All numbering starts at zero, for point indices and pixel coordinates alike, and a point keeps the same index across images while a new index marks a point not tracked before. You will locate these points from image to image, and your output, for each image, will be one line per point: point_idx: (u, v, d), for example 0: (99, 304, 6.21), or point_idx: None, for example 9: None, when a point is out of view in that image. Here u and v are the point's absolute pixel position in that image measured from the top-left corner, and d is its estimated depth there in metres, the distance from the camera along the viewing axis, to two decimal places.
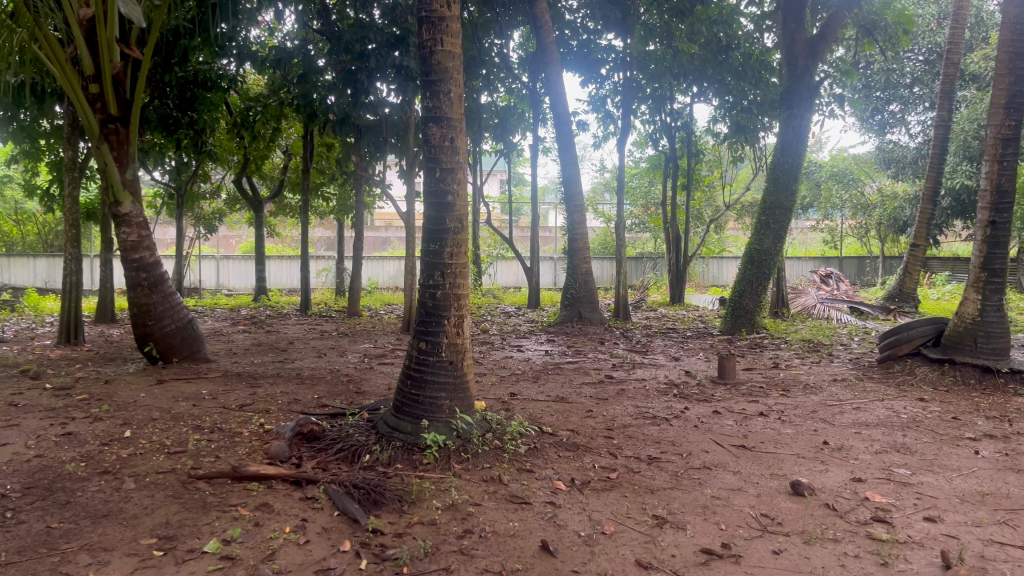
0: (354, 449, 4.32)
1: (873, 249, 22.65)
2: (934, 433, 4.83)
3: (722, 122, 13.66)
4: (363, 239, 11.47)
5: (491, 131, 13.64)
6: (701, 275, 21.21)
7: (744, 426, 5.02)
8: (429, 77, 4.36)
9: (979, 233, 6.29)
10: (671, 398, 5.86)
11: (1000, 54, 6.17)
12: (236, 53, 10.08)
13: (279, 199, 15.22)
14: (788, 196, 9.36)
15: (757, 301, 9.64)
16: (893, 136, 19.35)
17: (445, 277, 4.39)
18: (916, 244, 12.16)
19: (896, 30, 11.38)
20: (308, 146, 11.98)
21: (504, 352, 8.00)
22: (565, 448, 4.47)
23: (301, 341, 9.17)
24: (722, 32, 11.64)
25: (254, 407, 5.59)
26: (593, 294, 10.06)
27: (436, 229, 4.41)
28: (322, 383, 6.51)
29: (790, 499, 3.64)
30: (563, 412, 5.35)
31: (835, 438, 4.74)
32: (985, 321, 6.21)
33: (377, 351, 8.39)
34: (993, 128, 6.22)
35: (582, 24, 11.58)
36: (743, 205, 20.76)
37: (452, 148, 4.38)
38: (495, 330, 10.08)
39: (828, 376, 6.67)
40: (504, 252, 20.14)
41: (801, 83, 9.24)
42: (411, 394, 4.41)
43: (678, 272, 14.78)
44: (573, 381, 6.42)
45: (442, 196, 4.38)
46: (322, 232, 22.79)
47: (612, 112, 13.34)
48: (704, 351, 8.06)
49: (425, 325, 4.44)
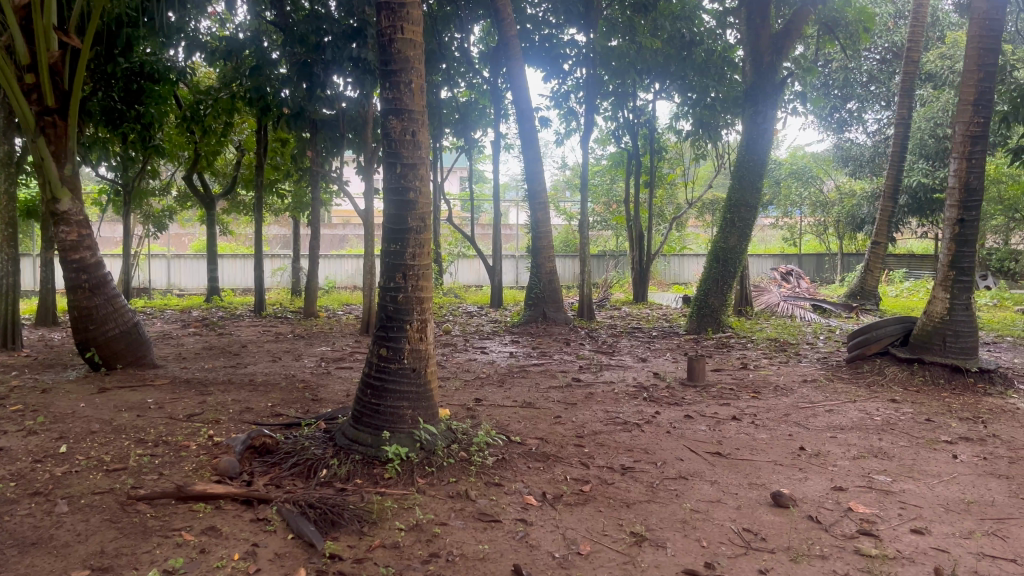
0: (310, 463, 4.06)
1: (831, 245, 22.87)
2: (909, 436, 4.72)
3: (684, 118, 13.58)
4: (319, 238, 11.08)
5: (452, 127, 13.44)
6: (663, 273, 21.20)
7: (717, 431, 4.86)
8: (389, 67, 4.10)
9: (947, 231, 6.23)
10: (641, 402, 5.67)
11: (970, 50, 6.12)
12: (184, 43, 9.66)
13: (232, 197, 14.74)
14: (753, 193, 9.30)
15: (722, 299, 9.54)
16: (851, 134, 19.64)
17: (406, 279, 4.14)
18: (877, 241, 12.20)
19: (856, 28, 11.45)
20: (260, 142, 11.57)
21: (467, 354, 7.75)
22: (535, 458, 4.26)
23: (255, 344, 8.79)
24: (685, 28, 11.56)
25: (203, 417, 5.26)
26: (558, 293, 9.86)
27: (397, 228, 4.15)
28: (276, 390, 6.19)
29: (772, 512, 3.47)
30: (531, 418, 5.13)
31: (811, 443, 4.60)
32: (953, 320, 6.16)
33: (335, 355, 8.08)
34: (962, 125, 6.15)
35: (544, 19, 11.32)
36: (704, 203, 20.80)
37: (414, 143, 4.14)
38: (458, 330, 9.82)
39: (797, 377, 6.56)
40: (465, 250, 19.89)
41: (765, 79, 9.16)
42: (371, 404, 4.15)
43: (641, 270, 14.68)
44: (540, 385, 6.21)
45: (403, 193, 4.13)
46: (279, 230, 22.32)
47: (574, 108, 13.18)
48: (672, 352, 7.92)
49: (385, 331, 4.18)
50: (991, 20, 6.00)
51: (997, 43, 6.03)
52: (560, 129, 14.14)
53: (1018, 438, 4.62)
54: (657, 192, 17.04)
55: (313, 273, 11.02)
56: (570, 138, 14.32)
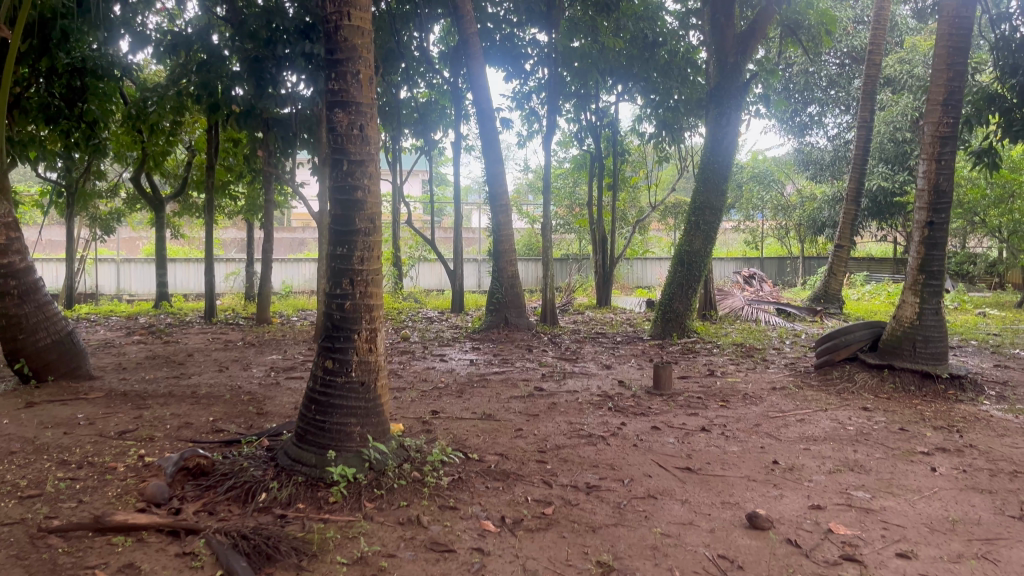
0: (248, 486, 3.71)
1: (792, 249, 22.96)
2: (884, 447, 4.54)
3: (647, 121, 13.41)
4: (272, 242, 10.63)
5: (411, 127, 13.18)
6: (626, 276, 21.06)
7: (686, 444, 4.61)
8: (334, 55, 3.78)
9: (917, 234, 6.09)
10: (605, 413, 5.41)
11: (940, 49, 6.00)
12: (128, 36, 9.14)
13: (183, 199, 14.17)
14: (718, 195, 9.13)
15: (687, 304, 9.37)
16: (812, 138, 19.73)
17: (354, 285, 3.83)
18: (841, 245, 12.15)
19: (819, 31, 11.41)
20: (211, 142, 11.07)
21: (425, 363, 7.42)
22: (494, 477, 3.96)
23: (202, 353, 8.34)
24: (648, 28, 11.42)
25: (136, 435, 4.86)
26: (521, 298, 9.57)
27: (343, 230, 3.84)
28: (219, 403, 5.80)
29: (747, 535, 3.23)
30: (490, 432, 4.83)
31: (784, 456, 4.39)
32: (923, 325, 6.02)
33: (286, 364, 7.68)
34: (931, 125, 6.01)
35: (505, 17, 10.97)
36: (667, 206, 20.72)
37: (362, 138, 3.82)
38: (416, 337, 9.46)
39: (766, 384, 6.37)
40: (426, 253, 19.50)
41: (730, 81, 8.98)
42: (316, 421, 3.83)
43: (605, 274, 14.46)
44: (500, 395, 5.91)
45: (349, 191, 3.81)
46: (235, 233, 21.71)
47: (536, 109, 12.93)
48: (637, 358, 7.67)
49: (331, 341, 3.85)
50: (961, 18, 5.88)
51: (968, 42, 5.91)
52: (523, 131, 13.89)
53: (995, 448, 4.46)
54: (620, 195, 16.84)
55: (266, 279, 10.54)
56: (532, 140, 14.08)
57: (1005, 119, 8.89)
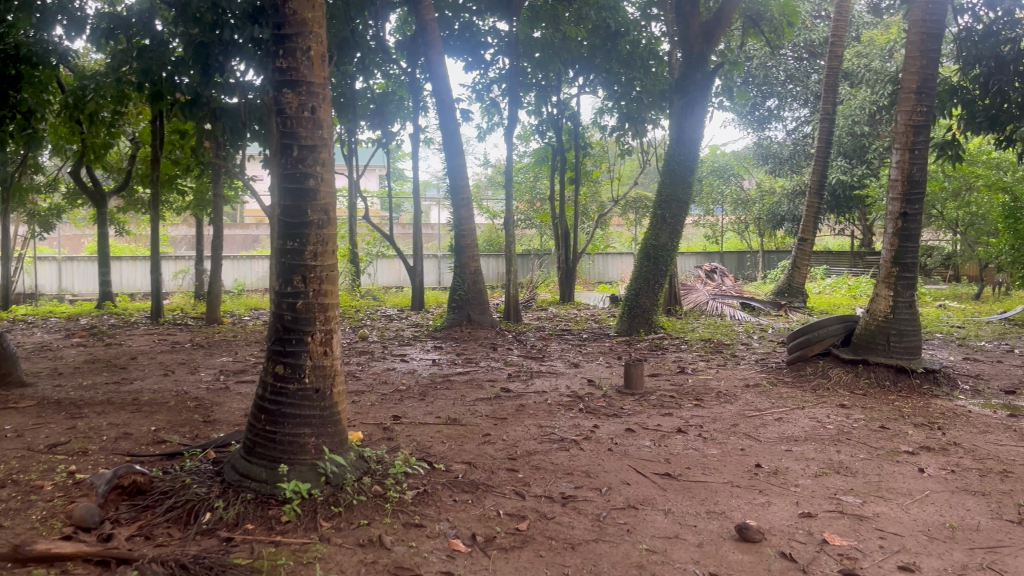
0: (191, 505, 3.36)
1: (751, 243, 23.05)
2: (868, 447, 4.35)
3: (609, 113, 13.18)
4: (223, 237, 10.14)
5: (368, 119, 12.79)
6: (588, 271, 20.91)
7: (662, 448, 4.37)
8: (282, 30, 3.45)
9: (890, 226, 5.95)
10: (577, 415, 5.14)
11: (912, 35, 5.87)
12: (63, 19, 8.65)
13: (128, 194, 13.54)
14: (684, 188, 8.96)
15: (654, 299, 9.19)
16: (771, 132, 19.88)
17: (307, 283, 3.50)
18: (804, 239, 12.13)
19: (781, 22, 11.34)
20: (157, 132, 10.53)
21: (385, 364, 7.09)
22: (462, 489, 3.66)
23: (147, 356, 7.87)
24: (610, 18, 11.21)
25: (68, 448, 4.44)
26: (484, 295, 9.27)
27: (295, 222, 3.50)
28: (163, 410, 5.39)
29: (739, 549, 3.00)
30: (456, 438, 4.53)
31: (767, 458, 4.17)
32: (897, 319, 5.89)
33: (237, 367, 7.26)
34: (905, 114, 5.87)
35: (463, 5, 10.65)
36: (628, 201, 20.59)
37: (314, 121, 3.49)
38: (375, 336, 9.10)
39: (739, 381, 6.19)
40: (384, 249, 19.05)
41: (695, 71, 8.80)
42: (267, 433, 3.50)
43: (568, 270, 14.23)
44: (465, 397, 5.62)
45: (300, 179, 3.48)
46: (185, 230, 21.00)
47: (496, 101, 12.63)
48: (604, 356, 7.45)
49: (282, 344, 3.52)
50: (934, 3, 5.75)
51: (940, 28, 5.79)
52: (482, 124, 13.58)
53: (981, 446, 4.31)
54: (581, 189, 16.64)
55: (216, 277, 10.07)
56: (492, 133, 13.77)
57: (967, 111, 8.85)
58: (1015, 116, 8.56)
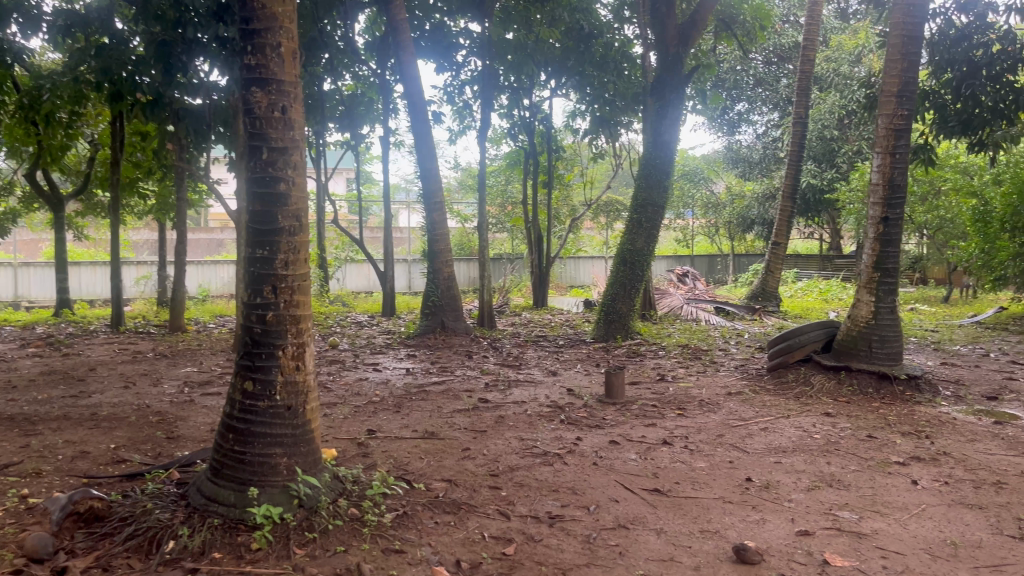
0: (153, 534, 3.13)
1: (721, 247, 23.16)
2: (857, 458, 4.25)
3: (582, 117, 13.05)
4: (187, 243, 9.81)
5: (337, 121, 12.53)
6: (560, 276, 20.81)
7: (649, 461, 4.22)
8: (250, 24, 3.24)
9: (871, 230, 5.88)
10: (558, 426, 4.98)
11: (893, 39, 5.82)
12: (18, 17, 8.36)
13: (86, 198, 13.11)
14: (660, 192, 8.86)
15: (630, 305, 9.07)
16: (741, 136, 19.99)
17: (277, 294, 3.30)
18: (777, 243, 12.11)
19: (754, 26, 11.34)
20: (115, 134, 10.17)
21: (357, 373, 6.86)
22: (444, 511, 3.47)
23: (106, 367, 7.53)
24: (584, 20, 11.13)
25: (20, 469, 4.16)
26: (458, 301, 9.07)
27: (264, 228, 3.29)
28: (123, 426, 5.11)
29: (738, 572, 2.85)
30: (434, 454, 4.34)
31: (757, 471, 4.05)
32: (878, 325, 5.83)
33: (201, 377, 6.97)
34: (886, 118, 5.81)
35: (434, 6, 10.43)
36: (600, 205, 20.53)
37: (284, 122, 3.29)
38: (346, 344, 8.86)
39: (720, 389, 6.08)
40: (353, 254, 18.74)
41: (672, 73, 8.70)
42: (235, 453, 3.28)
43: (541, 274, 14.10)
44: (441, 409, 5.42)
45: (269, 183, 3.28)
46: (146, 235, 20.50)
47: (468, 104, 12.44)
48: (583, 363, 7.30)
49: (251, 359, 3.31)
50: (915, 7, 5.71)
51: (920, 32, 5.75)
52: (453, 127, 13.38)
53: (971, 455, 4.24)
54: (553, 193, 16.53)
55: (180, 283, 9.73)
56: (463, 136, 13.57)
57: (939, 115, 8.84)
58: (987, 120, 8.55)
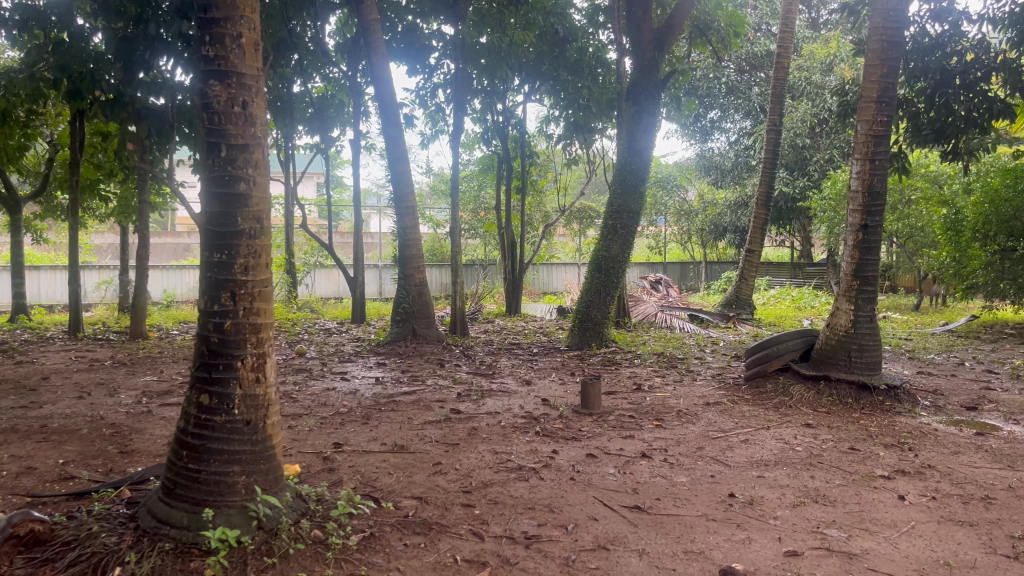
0: (98, 559, 2.89)
1: (694, 254, 23.19)
2: (842, 471, 4.13)
3: (556, 122, 12.94)
4: (149, 247, 9.47)
5: (306, 124, 12.26)
6: (533, 282, 20.69)
7: (628, 476, 4.06)
8: (208, 13, 3.04)
9: (850, 237, 5.80)
10: (533, 438, 4.81)
11: (873, 44, 5.76)
12: None
13: (46, 200, 12.69)
14: (636, 198, 8.75)
15: (605, 312, 8.93)
16: (714, 144, 20.08)
17: (235, 301, 3.08)
18: (752, 250, 12.07)
19: (728, 33, 11.35)
20: (75, 134, 9.82)
21: (324, 383, 6.62)
22: (414, 532, 3.27)
23: (60, 376, 7.19)
24: (559, 24, 11.09)
25: None
26: (429, 308, 8.86)
27: (222, 231, 3.08)
28: (74, 440, 4.82)
29: None
30: (404, 469, 4.14)
31: (740, 486, 3.90)
32: (858, 334, 5.73)
33: (161, 387, 6.67)
34: (865, 123, 5.74)
35: (407, 7, 10.23)
36: (573, 212, 20.45)
37: (244, 118, 3.08)
38: (313, 352, 8.60)
39: (699, 399, 5.94)
40: (322, 259, 18.41)
41: (647, 77, 8.61)
42: (188, 472, 3.06)
43: (514, 280, 13.94)
44: (411, 421, 5.22)
45: (229, 183, 3.06)
46: (109, 239, 19.96)
47: (441, 107, 12.26)
48: (557, 372, 7.13)
49: (208, 371, 3.09)
50: (895, 12, 5.66)
51: (900, 37, 5.68)
52: (425, 131, 13.20)
53: (956, 469, 4.14)
54: (527, 199, 16.40)
55: (141, 288, 9.40)
56: (435, 141, 13.39)
57: (912, 124, 8.84)
58: (961, 128, 8.50)
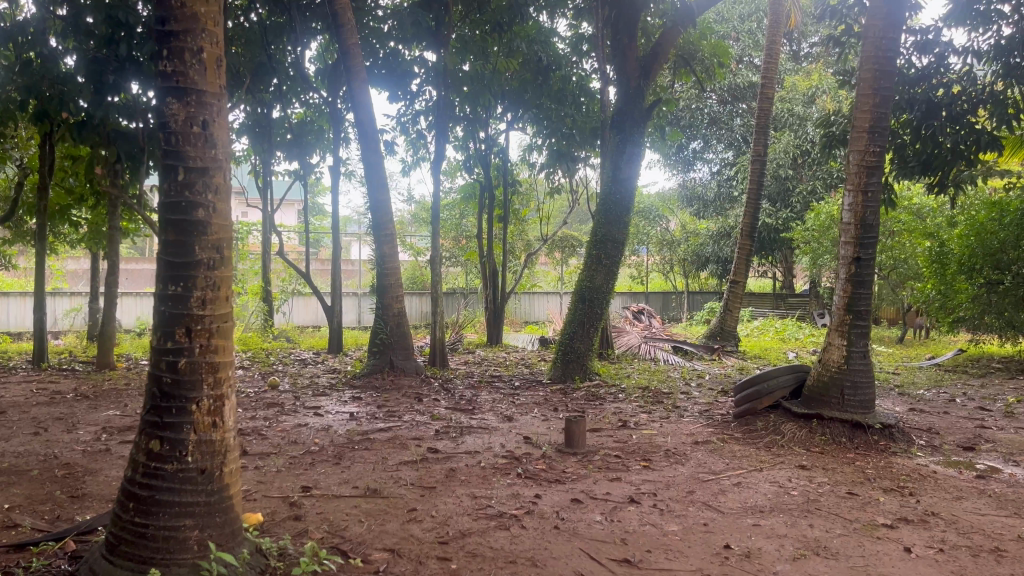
0: None
1: (676, 284, 23.09)
2: (842, 519, 3.89)
3: (539, 151, 12.79)
4: (118, 274, 9.13)
5: (285, 150, 12.00)
6: (515, 311, 20.46)
7: (617, 524, 3.80)
8: (166, 26, 2.81)
9: (843, 271, 5.63)
10: (515, 481, 4.54)
11: (865, 73, 5.66)
12: None
13: (15, 224, 12.28)
14: (621, 227, 8.57)
15: (588, 344, 8.69)
16: (697, 174, 20.11)
17: (191, 338, 2.82)
18: (736, 281, 11.93)
19: (713, 64, 11.29)
20: (44, 159, 9.49)
21: (296, 418, 6.31)
22: None
23: (18, 410, 6.82)
24: (543, 53, 10.94)
25: None
26: (407, 340, 8.58)
27: (177, 262, 2.82)
28: (23, 483, 4.48)
29: None
30: (377, 516, 3.85)
31: (736, 536, 3.66)
32: (850, 370, 5.54)
33: (123, 422, 6.33)
34: (857, 154, 5.61)
35: (388, 34, 10.09)
36: (556, 241, 20.29)
37: (204, 139, 2.85)
38: (287, 384, 8.27)
39: (687, 437, 5.70)
40: (300, 287, 18.07)
41: (631, 105, 8.49)
42: (135, 527, 2.78)
43: (496, 310, 13.66)
44: (386, 461, 4.93)
45: (186, 209, 2.82)
46: (82, 265, 19.52)
47: (422, 134, 12.06)
48: (540, 407, 6.87)
49: (159, 416, 2.82)
50: (888, 39, 5.56)
51: (893, 66, 5.59)
52: (406, 158, 13.01)
53: (960, 516, 3.94)
54: (508, 228, 16.21)
55: (108, 316, 9.05)
56: (416, 168, 13.21)
57: (898, 156, 8.75)
58: (948, 160, 8.46)
